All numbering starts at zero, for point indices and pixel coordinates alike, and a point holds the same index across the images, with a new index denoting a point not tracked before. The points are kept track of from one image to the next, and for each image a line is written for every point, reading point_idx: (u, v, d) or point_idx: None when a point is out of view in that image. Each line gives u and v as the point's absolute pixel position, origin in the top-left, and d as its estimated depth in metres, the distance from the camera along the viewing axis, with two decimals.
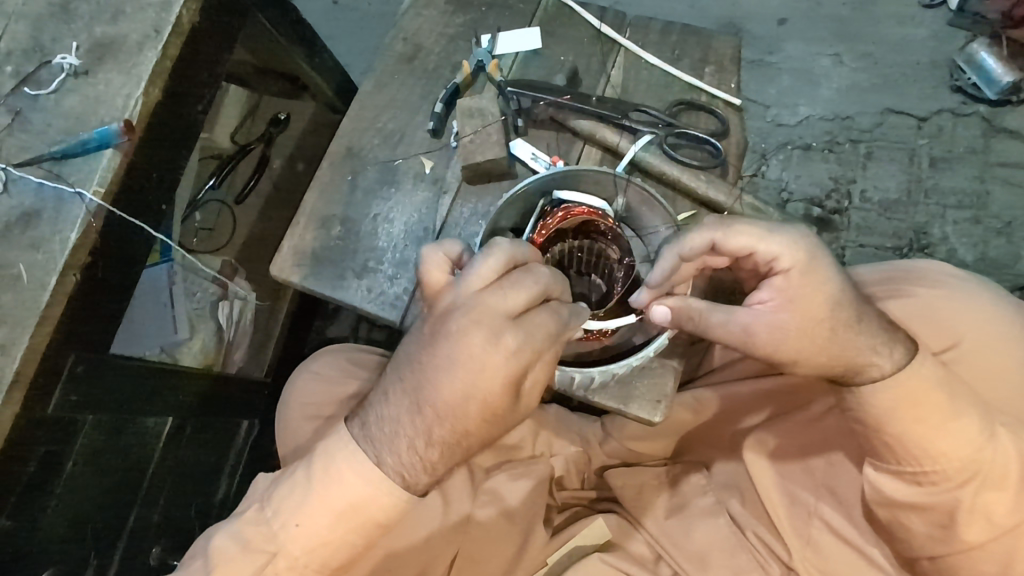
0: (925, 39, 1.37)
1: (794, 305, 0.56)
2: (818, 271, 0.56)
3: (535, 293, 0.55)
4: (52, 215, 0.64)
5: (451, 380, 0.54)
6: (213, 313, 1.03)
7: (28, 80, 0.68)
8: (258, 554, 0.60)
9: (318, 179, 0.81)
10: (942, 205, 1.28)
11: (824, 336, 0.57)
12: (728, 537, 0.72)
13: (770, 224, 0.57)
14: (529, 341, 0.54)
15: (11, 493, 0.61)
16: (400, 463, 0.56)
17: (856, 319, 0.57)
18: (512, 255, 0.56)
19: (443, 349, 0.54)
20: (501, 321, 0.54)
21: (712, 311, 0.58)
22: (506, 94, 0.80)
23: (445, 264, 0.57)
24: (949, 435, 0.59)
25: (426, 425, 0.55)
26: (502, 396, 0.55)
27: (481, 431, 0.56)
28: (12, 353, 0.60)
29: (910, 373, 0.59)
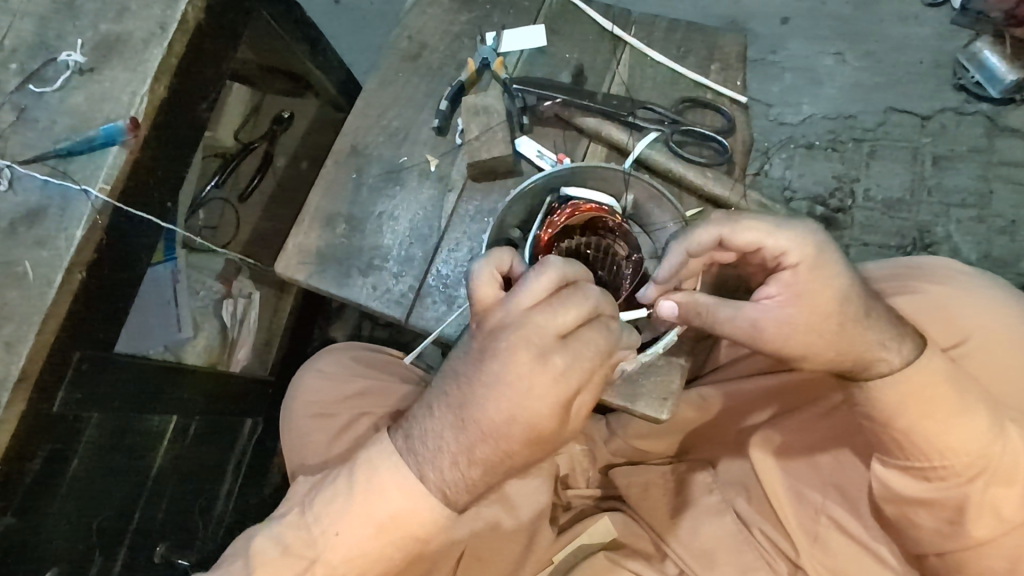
0: (928, 38, 1.37)
1: (803, 300, 0.56)
2: (828, 265, 0.56)
3: (586, 315, 0.54)
4: (57, 213, 0.64)
5: (496, 399, 0.54)
6: (216, 312, 1.04)
7: (34, 78, 0.68)
8: (298, 557, 0.60)
9: (322, 177, 0.81)
10: (945, 203, 1.28)
11: (833, 331, 0.56)
12: (733, 535, 0.72)
13: (778, 219, 0.57)
14: (575, 361, 0.54)
15: (17, 491, 0.61)
16: (442, 479, 0.56)
17: (867, 314, 0.57)
18: (565, 275, 0.54)
19: (490, 365, 0.54)
20: (550, 343, 0.54)
21: (720, 305, 0.57)
22: (512, 91, 0.80)
23: (495, 278, 0.56)
24: (956, 432, 0.59)
25: (469, 443, 0.55)
26: (548, 417, 0.55)
27: (524, 449, 0.56)
28: (18, 350, 0.60)
29: (917, 368, 0.58)
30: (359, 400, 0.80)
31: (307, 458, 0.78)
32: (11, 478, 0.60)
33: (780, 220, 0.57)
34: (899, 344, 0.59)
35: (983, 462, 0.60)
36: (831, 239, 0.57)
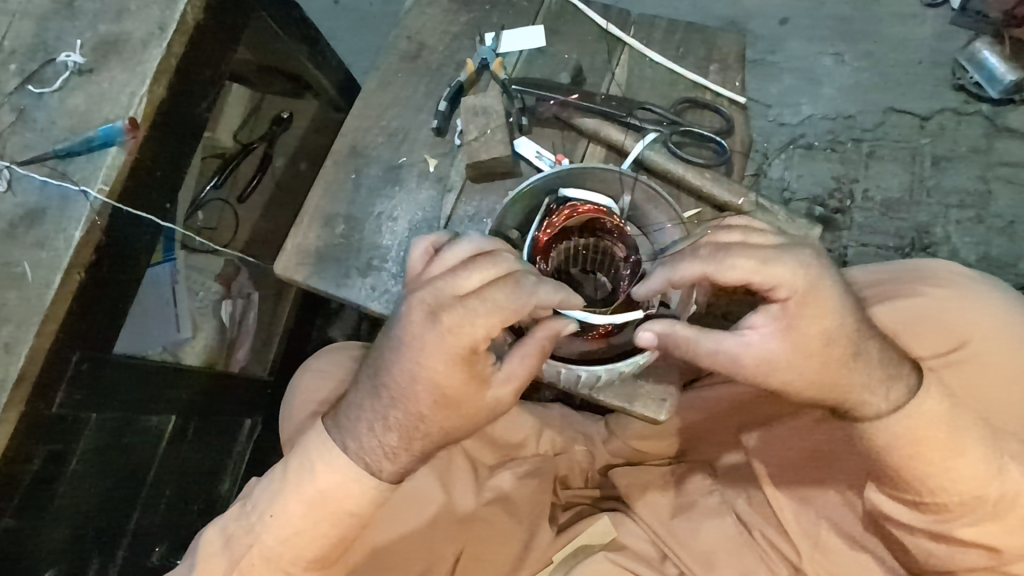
0: (928, 38, 1.37)
1: (791, 337, 0.54)
2: (821, 302, 0.54)
3: (487, 280, 0.53)
4: (56, 214, 0.64)
5: (401, 363, 0.55)
6: (215, 312, 1.04)
7: (33, 79, 0.68)
8: (238, 547, 0.63)
9: (321, 178, 0.81)
10: (944, 204, 1.28)
11: (821, 370, 0.55)
12: (733, 537, 0.72)
13: (774, 250, 0.54)
14: (471, 326, 0.52)
15: (16, 491, 0.61)
16: (362, 448, 0.58)
17: (857, 353, 0.56)
18: (477, 244, 0.55)
19: (395, 330, 0.55)
20: (442, 306, 0.53)
21: (701, 339, 0.56)
22: (511, 92, 0.80)
23: (424, 253, 0.59)
24: (949, 472, 0.60)
25: (382, 408, 0.57)
26: (451, 381, 0.55)
27: (435, 418, 0.56)
28: (17, 351, 0.60)
29: (912, 413, 0.58)
30: None
31: None
32: (11, 479, 0.61)
33: (776, 250, 0.54)
34: (893, 387, 0.58)
35: (978, 497, 0.61)
36: (830, 270, 0.54)
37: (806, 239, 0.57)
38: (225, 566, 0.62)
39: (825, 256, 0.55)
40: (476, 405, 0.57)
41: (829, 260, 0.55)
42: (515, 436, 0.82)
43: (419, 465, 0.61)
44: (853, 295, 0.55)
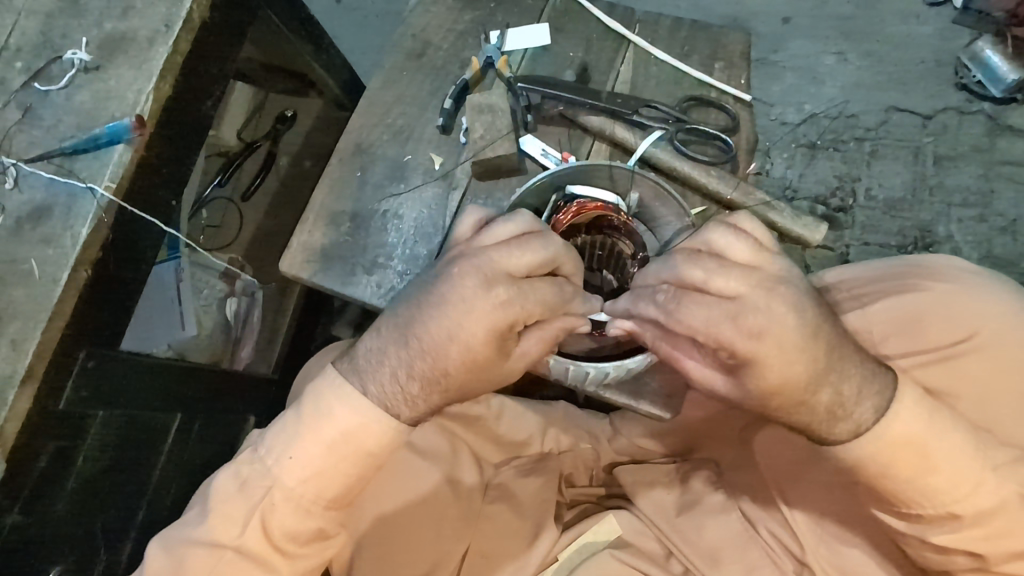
0: (930, 37, 1.37)
1: (741, 382, 0.54)
2: (771, 361, 0.51)
3: (543, 258, 0.54)
4: (63, 211, 0.64)
5: (440, 319, 0.54)
6: (220, 309, 1.03)
7: (39, 76, 0.68)
8: (255, 491, 0.59)
9: (327, 175, 0.81)
10: (947, 203, 1.28)
11: (773, 408, 0.55)
12: (739, 534, 0.73)
13: (725, 310, 0.51)
14: (518, 296, 0.54)
15: (24, 487, 0.61)
16: (384, 393, 0.58)
17: (813, 393, 0.54)
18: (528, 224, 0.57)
19: (439, 287, 0.55)
20: (498, 275, 0.54)
21: (664, 349, 0.57)
22: (516, 90, 0.80)
23: (472, 227, 0.60)
24: (917, 491, 0.59)
25: (410, 358, 0.56)
26: (485, 346, 0.55)
27: (457, 375, 0.57)
28: (24, 349, 0.60)
29: (875, 439, 0.56)
30: None
31: None
32: (19, 476, 0.61)
33: (728, 311, 0.51)
34: (848, 422, 0.56)
35: (955, 512, 0.59)
36: (784, 329, 0.51)
37: (771, 289, 0.51)
38: (241, 513, 0.59)
39: (785, 313, 0.51)
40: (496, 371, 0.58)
41: (789, 314, 0.51)
42: (518, 434, 0.84)
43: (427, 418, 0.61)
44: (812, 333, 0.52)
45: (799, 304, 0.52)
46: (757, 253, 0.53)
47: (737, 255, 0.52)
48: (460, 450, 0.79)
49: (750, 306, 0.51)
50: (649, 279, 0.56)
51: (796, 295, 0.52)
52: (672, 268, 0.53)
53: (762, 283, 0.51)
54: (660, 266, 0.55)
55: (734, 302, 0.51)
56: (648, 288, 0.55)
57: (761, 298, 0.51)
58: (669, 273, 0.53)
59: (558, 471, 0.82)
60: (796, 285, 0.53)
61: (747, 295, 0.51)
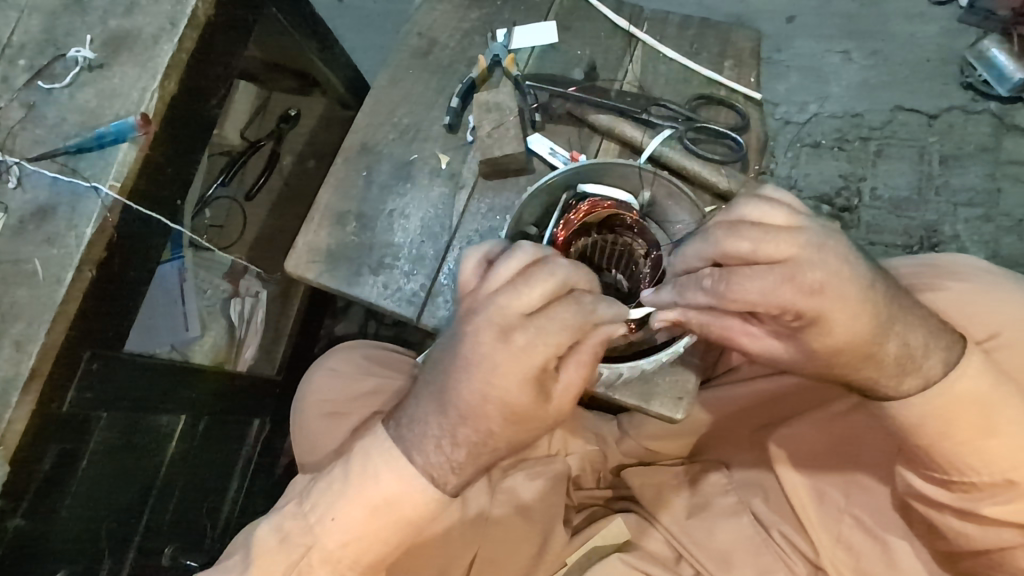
0: (936, 36, 1.36)
1: (802, 343, 0.54)
2: (834, 317, 0.51)
3: (552, 288, 0.52)
4: (67, 210, 0.63)
5: (469, 383, 0.53)
6: (224, 310, 1.02)
7: (42, 74, 0.67)
8: (295, 547, 0.60)
9: (332, 174, 0.80)
10: (953, 202, 1.28)
11: (838, 367, 0.55)
12: (751, 537, 0.72)
13: (782, 275, 0.50)
14: (540, 344, 0.52)
15: (27, 491, 0.61)
16: (429, 463, 0.57)
17: (879, 345, 0.53)
18: (532, 254, 0.54)
19: (460, 349, 0.53)
20: (513, 324, 0.52)
21: (715, 330, 0.56)
22: (523, 89, 0.80)
23: (480, 264, 0.56)
24: (977, 454, 0.58)
25: (451, 425, 0.55)
26: (523, 397, 0.54)
27: (505, 431, 0.56)
28: (29, 350, 0.59)
29: (943, 394, 0.56)
30: (372, 398, 0.80)
31: (318, 458, 0.78)
32: (22, 479, 0.60)
33: (784, 274, 0.50)
34: (916, 376, 0.55)
35: (1013, 479, 0.58)
36: (844, 283, 0.51)
37: (822, 243, 0.51)
38: (281, 566, 0.60)
39: (841, 266, 0.51)
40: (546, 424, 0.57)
41: (846, 266, 0.51)
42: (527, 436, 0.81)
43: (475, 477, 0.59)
44: (876, 279, 0.52)
45: (851, 256, 0.51)
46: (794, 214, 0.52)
47: (775, 222, 0.51)
48: None
49: (808, 264, 0.50)
50: (690, 261, 0.55)
51: (847, 246, 0.51)
52: (716, 243, 0.52)
53: (814, 238, 0.51)
54: (699, 245, 0.54)
55: (788, 264, 0.50)
56: (691, 274, 0.55)
57: (829, 245, 0.51)
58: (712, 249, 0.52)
59: (566, 474, 0.81)
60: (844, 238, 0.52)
61: (802, 254, 0.50)
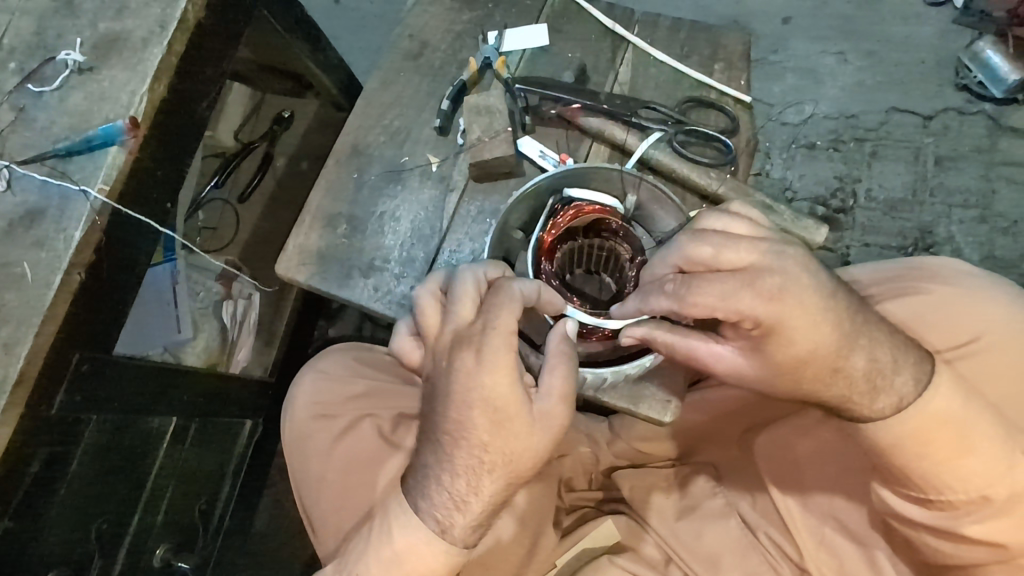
0: (931, 37, 1.36)
1: (767, 357, 0.54)
2: (793, 327, 0.51)
3: (474, 291, 0.57)
4: (56, 213, 0.64)
5: (452, 404, 0.56)
6: (217, 312, 1.03)
7: (32, 77, 0.67)
8: None
9: (324, 176, 0.80)
10: (947, 204, 1.28)
11: (803, 380, 0.55)
12: (739, 539, 0.72)
13: (742, 282, 0.51)
14: (488, 343, 0.54)
15: (16, 493, 0.61)
16: (434, 504, 0.57)
17: (844, 359, 0.54)
18: (435, 286, 0.61)
19: (441, 379, 0.57)
20: (465, 336, 0.56)
21: (681, 351, 0.57)
22: (514, 91, 0.79)
23: (412, 338, 0.66)
24: (952, 472, 0.57)
25: (447, 458, 0.56)
26: (505, 391, 0.54)
27: (499, 444, 0.56)
28: (17, 353, 0.59)
29: (916, 413, 0.55)
30: (366, 402, 0.81)
31: (309, 461, 0.80)
32: (10, 482, 0.60)
33: (744, 280, 0.52)
34: (890, 394, 0.55)
35: (988, 495, 0.57)
36: (806, 291, 0.51)
37: (780, 252, 0.52)
38: None
39: (801, 273, 0.52)
40: (539, 436, 0.56)
41: (806, 275, 0.52)
42: None
43: (487, 520, 0.59)
44: (836, 291, 0.53)
45: (811, 265, 0.52)
46: (754, 228, 0.56)
47: (737, 232, 0.55)
48: None
49: (767, 270, 0.52)
50: (657, 270, 0.57)
51: (806, 256, 0.53)
52: (679, 250, 0.54)
53: (771, 248, 0.53)
54: (665, 255, 0.56)
55: (747, 272, 0.52)
56: (656, 281, 0.57)
57: (789, 253, 0.52)
58: (676, 256, 0.55)
59: (557, 476, 0.81)
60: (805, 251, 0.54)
61: (760, 262, 0.52)
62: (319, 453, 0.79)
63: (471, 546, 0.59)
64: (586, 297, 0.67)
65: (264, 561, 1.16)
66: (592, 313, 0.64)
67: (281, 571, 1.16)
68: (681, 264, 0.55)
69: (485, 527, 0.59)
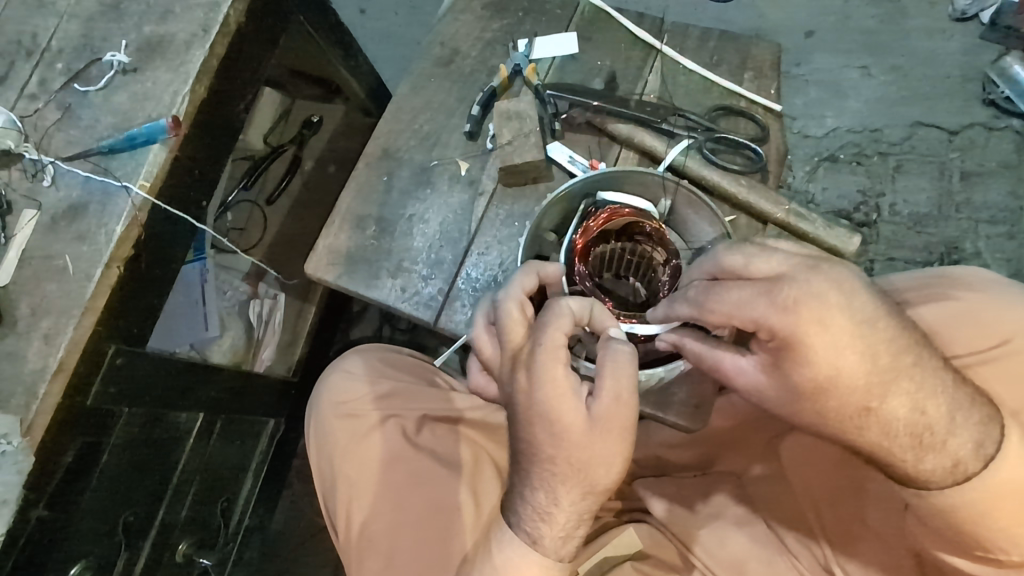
0: (957, 52, 1.35)
1: (785, 376, 0.52)
2: (814, 343, 0.49)
3: (519, 317, 0.56)
4: (98, 209, 0.65)
5: (518, 421, 0.56)
6: (243, 312, 1.05)
7: (79, 77, 0.70)
8: None
9: (353, 178, 0.81)
10: (974, 219, 1.26)
11: (832, 418, 0.52)
12: (763, 548, 0.71)
13: (759, 288, 0.50)
14: (537, 360, 0.53)
15: (50, 481, 0.62)
16: (519, 518, 0.58)
17: (879, 403, 0.51)
18: (485, 318, 0.62)
19: (507, 399, 0.57)
20: (519, 358, 0.56)
21: (708, 362, 0.57)
22: (545, 97, 0.80)
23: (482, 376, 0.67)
24: (1007, 538, 0.55)
25: (525, 474, 0.57)
26: (563, 406, 0.53)
27: (567, 455, 0.54)
28: (57, 343, 0.61)
29: (979, 484, 0.54)
30: (391, 401, 0.81)
31: (334, 461, 0.80)
32: (46, 470, 0.61)
33: (765, 287, 0.50)
34: (943, 456, 0.53)
35: None
36: (828, 305, 0.49)
37: (813, 267, 0.51)
38: None
39: (829, 290, 0.49)
40: (605, 441, 0.53)
41: (834, 293, 0.49)
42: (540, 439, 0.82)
43: (577, 529, 0.58)
44: (879, 323, 0.50)
45: (846, 285, 0.50)
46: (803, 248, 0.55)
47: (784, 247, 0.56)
48: (480, 461, 0.80)
49: (788, 280, 0.50)
50: (694, 275, 0.58)
51: (845, 279, 0.50)
52: (715, 258, 0.55)
53: (804, 262, 0.51)
54: (699, 263, 0.57)
55: (772, 279, 0.51)
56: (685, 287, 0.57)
57: (832, 265, 0.51)
58: (711, 264, 0.55)
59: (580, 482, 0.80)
60: (847, 270, 0.51)
61: (787, 273, 0.51)
62: (341, 455, 0.79)
63: (566, 558, 0.59)
64: (619, 301, 0.68)
65: (279, 561, 1.16)
66: (628, 320, 0.63)
67: (297, 571, 1.16)
68: (713, 272, 0.55)
69: (575, 539, 0.59)
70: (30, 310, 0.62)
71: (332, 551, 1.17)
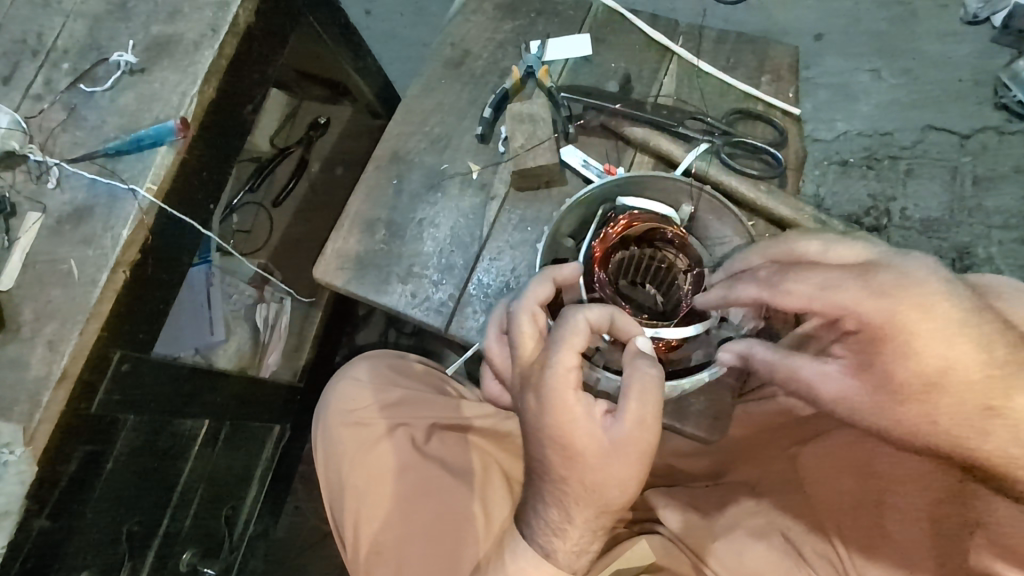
0: (969, 55, 1.34)
1: (883, 371, 0.50)
2: (919, 331, 0.48)
3: (534, 331, 0.55)
4: (104, 212, 0.64)
5: (530, 438, 0.55)
6: (248, 315, 1.03)
7: (85, 78, 0.68)
8: None
9: (363, 181, 0.80)
10: (987, 224, 1.24)
11: (949, 420, 0.49)
12: (780, 561, 0.68)
13: (851, 273, 0.51)
14: (548, 384, 0.51)
15: (54, 491, 0.60)
16: (533, 530, 0.58)
17: (1004, 401, 0.48)
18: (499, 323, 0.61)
19: (520, 415, 0.56)
20: (529, 377, 0.54)
21: (791, 368, 0.56)
22: (558, 100, 0.79)
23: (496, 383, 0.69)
24: None
25: (539, 490, 0.57)
26: (575, 429, 0.51)
27: (581, 477, 0.52)
28: (62, 349, 0.59)
29: None
30: (398, 411, 0.79)
31: (342, 469, 0.78)
32: (49, 480, 0.59)
33: (855, 273, 0.51)
34: None
35: None
36: (931, 292, 0.49)
37: (904, 256, 0.52)
38: None
39: (928, 277, 0.50)
40: (620, 465, 0.51)
41: (936, 280, 0.49)
42: None
43: (590, 544, 0.58)
44: (985, 314, 0.49)
45: (943, 275, 0.50)
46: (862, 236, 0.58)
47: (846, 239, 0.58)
48: (489, 470, 0.78)
49: (883, 267, 0.50)
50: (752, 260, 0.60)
51: (942, 269, 0.51)
52: (787, 245, 0.58)
53: (891, 253, 0.53)
54: (768, 254, 0.59)
55: (862, 266, 0.52)
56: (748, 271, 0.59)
57: (924, 256, 0.52)
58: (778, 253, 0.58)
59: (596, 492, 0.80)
60: (937, 262, 0.52)
61: (878, 262, 0.52)
62: (347, 464, 0.78)
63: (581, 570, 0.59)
64: (639, 308, 0.67)
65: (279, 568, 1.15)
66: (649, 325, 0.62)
67: None
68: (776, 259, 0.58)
69: (591, 552, 0.58)
70: (33, 315, 0.61)
71: (333, 559, 1.15)
